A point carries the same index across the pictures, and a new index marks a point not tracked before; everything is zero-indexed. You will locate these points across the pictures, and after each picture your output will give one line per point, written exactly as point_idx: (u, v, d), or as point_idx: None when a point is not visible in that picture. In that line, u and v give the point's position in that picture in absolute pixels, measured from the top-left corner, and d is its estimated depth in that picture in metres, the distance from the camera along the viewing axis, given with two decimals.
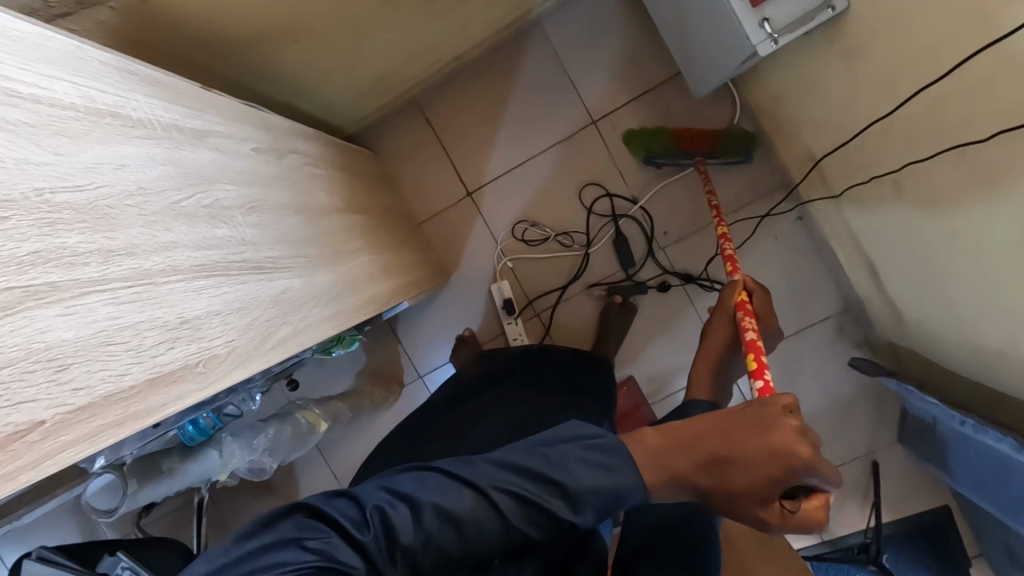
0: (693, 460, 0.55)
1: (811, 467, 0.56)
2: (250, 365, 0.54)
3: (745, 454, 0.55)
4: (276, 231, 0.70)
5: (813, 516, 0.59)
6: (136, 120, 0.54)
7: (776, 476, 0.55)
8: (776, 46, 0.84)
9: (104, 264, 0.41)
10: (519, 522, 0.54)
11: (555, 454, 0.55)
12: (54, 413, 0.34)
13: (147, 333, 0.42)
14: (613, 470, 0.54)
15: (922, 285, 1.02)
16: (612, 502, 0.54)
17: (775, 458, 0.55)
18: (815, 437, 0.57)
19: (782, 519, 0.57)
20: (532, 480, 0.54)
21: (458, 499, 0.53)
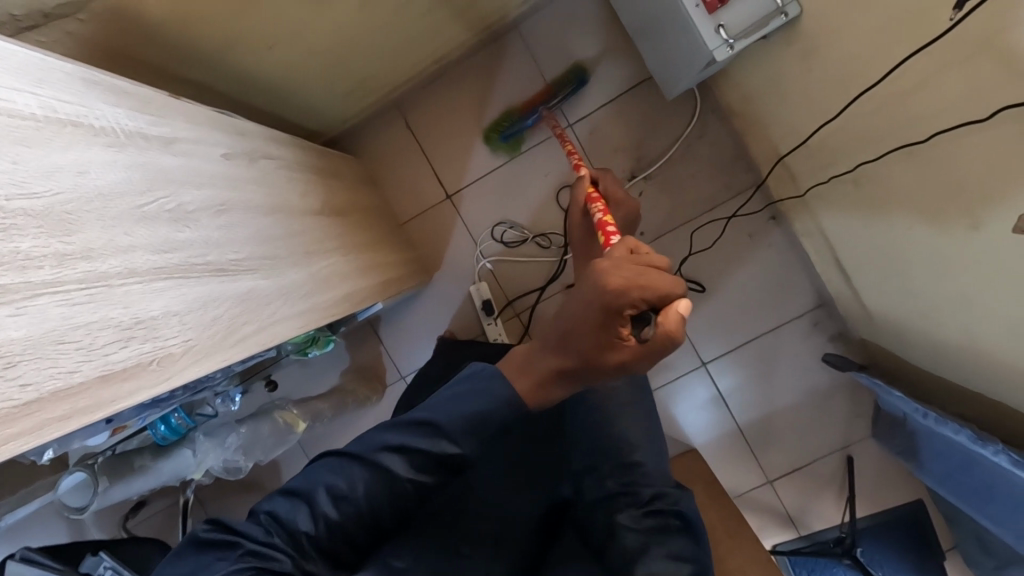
0: (547, 350, 0.59)
1: (625, 292, 0.51)
2: (212, 362, 0.56)
3: (571, 317, 0.55)
4: (243, 232, 0.72)
5: (672, 327, 0.51)
6: (99, 129, 0.56)
7: (600, 321, 0.53)
8: (732, 51, 0.86)
9: (59, 267, 0.43)
10: (407, 471, 0.61)
11: (433, 402, 0.64)
12: (0, 407, 0.36)
13: (100, 333, 0.44)
14: (473, 397, 0.61)
15: (886, 281, 1.04)
16: (484, 424, 0.61)
17: (590, 305, 0.53)
18: (628, 264, 0.53)
19: (643, 351, 0.53)
20: (409, 430, 0.62)
21: (349, 470, 0.61)
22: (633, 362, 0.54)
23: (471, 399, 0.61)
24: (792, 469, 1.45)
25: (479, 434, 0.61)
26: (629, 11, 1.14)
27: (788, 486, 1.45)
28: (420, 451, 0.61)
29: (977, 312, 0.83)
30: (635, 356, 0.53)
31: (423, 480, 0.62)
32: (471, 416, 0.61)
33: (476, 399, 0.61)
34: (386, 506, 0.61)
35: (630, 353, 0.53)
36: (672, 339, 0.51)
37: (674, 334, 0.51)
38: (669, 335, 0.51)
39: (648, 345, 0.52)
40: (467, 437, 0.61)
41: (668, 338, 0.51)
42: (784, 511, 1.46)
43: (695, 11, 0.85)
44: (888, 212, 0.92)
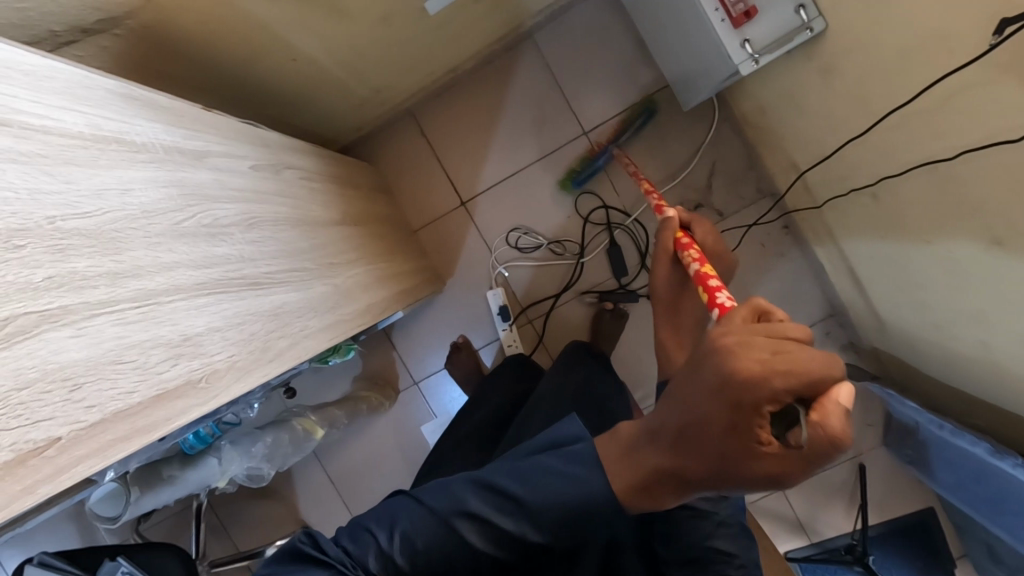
0: (660, 444, 0.51)
1: (767, 387, 0.41)
2: (250, 379, 0.57)
3: (692, 411, 0.46)
4: (273, 246, 0.72)
5: (835, 428, 0.41)
6: (140, 145, 0.57)
7: (733, 422, 0.43)
8: (757, 66, 0.87)
9: (113, 286, 0.44)
10: (485, 542, 0.60)
11: (522, 470, 0.61)
12: (68, 430, 0.37)
13: (152, 351, 0.45)
14: (563, 475, 0.58)
15: (901, 294, 1.05)
16: (572, 512, 0.58)
17: (718, 400, 0.43)
18: (763, 351, 0.42)
19: (794, 459, 0.42)
20: (496, 500, 0.60)
21: (429, 527, 0.60)
22: (780, 474, 0.43)
23: (565, 483, 0.58)
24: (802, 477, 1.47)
25: (563, 519, 0.59)
26: (648, 22, 1.15)
27: (799, 492, 1.47)
28: (504, 525, 0.59)
29: (994, 327, 0.84)
30: (784, 467, 0.43)
31: (498, 553, 0.61)
32: (561, 498, 0.58)
33: (571, 482, 0.58)
34: (456, 571, 0.61)
35: (775, 461, 0.43)
36: (834, 444, 0.41)
37: (839, 437, 0.41)
38: (831, 439, 0.41)
39: (803, 454, 0.42)
40: (552, 520, 0.59)
41: (831, 441, 0.41)
42: (795, 518, 1.47)
43: (722, 26, 0.86)
44: (905, 228, 0.93)
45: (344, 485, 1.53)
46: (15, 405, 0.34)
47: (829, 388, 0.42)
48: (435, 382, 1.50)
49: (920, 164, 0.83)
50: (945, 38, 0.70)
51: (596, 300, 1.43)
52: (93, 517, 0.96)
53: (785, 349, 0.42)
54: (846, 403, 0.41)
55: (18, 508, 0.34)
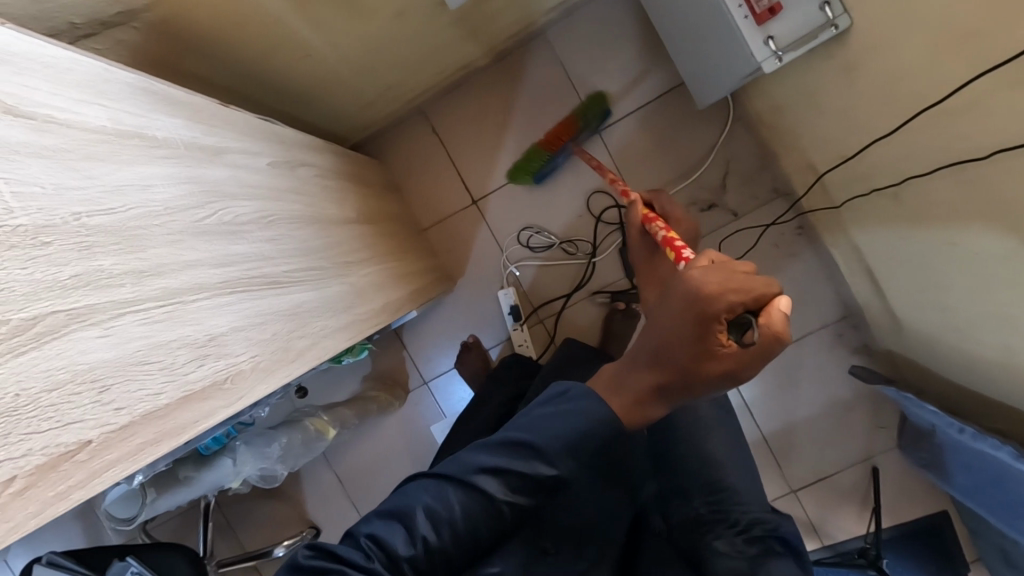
0: (641, 365, 0.58)
1: (721, 297, 0.48)
2: (273, 380, 0.56)
3: (663, 328, 0.53)
4: (291, 244, 0.71)
5: (776, 329, 0.48)
6: (160, 141, 0.56)
7: (695, 330, 0.50)
8: (781, 62, 0.86)
9: (138, 285, 0.43)
10: (503, 492, 0.62)
11: (525, 421, 0.65)
12: (99, 433, 0.36)
13: (178, 351, 0.44)
14: (567, 417, 0.62)
15: (922, 296, 1.03)
16: (581, 445, 0.61)
17: (684, 313, 0.51)
18: (714, 272, 0.50)
19: (746, 358, 0.49)
20: (504, 451, 0.63)
21: (447, 493, 0.63)
22: (736, 373, 0.50)
23: (567, 421, 0.62)
24: (817, 480, 1.45)
25: (574, 453, 0.62)
26: (665, 19, 1.14)
27: (811, 496, 1.45)
28: (517, 471, 0.62)
29: (1018, 330, 0.82)
30: (739, 365, 0.49)
31: (519, 501, 0.63)
32: (568, 436, 0.61)
33: (572, 418, 0.62)
34: (484, 529, 0.63)
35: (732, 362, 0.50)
36: (776, 343, 0.48)
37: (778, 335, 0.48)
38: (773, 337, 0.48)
39: (753, 353, 0.49)
40: (562, 456, 0.62)
41: (775, 340, 0.48)
42: (807, 521, 1.45)
43: (745, 23, 0.86)
44: (927, 229, 0.92)
45: (353, 484, 1.52)
46: (44, 408, 0.33)
47: (772, 301, 0.49)
48: (443, 382, 1.49)
49: (945, 164, 0.82)
50: (975, 36, 0.69)
51: (608, 300, 1.41)
52: (109, 517, 0.96)
53: (736, 270, 0.50)
54: (784, 311, 0.49)
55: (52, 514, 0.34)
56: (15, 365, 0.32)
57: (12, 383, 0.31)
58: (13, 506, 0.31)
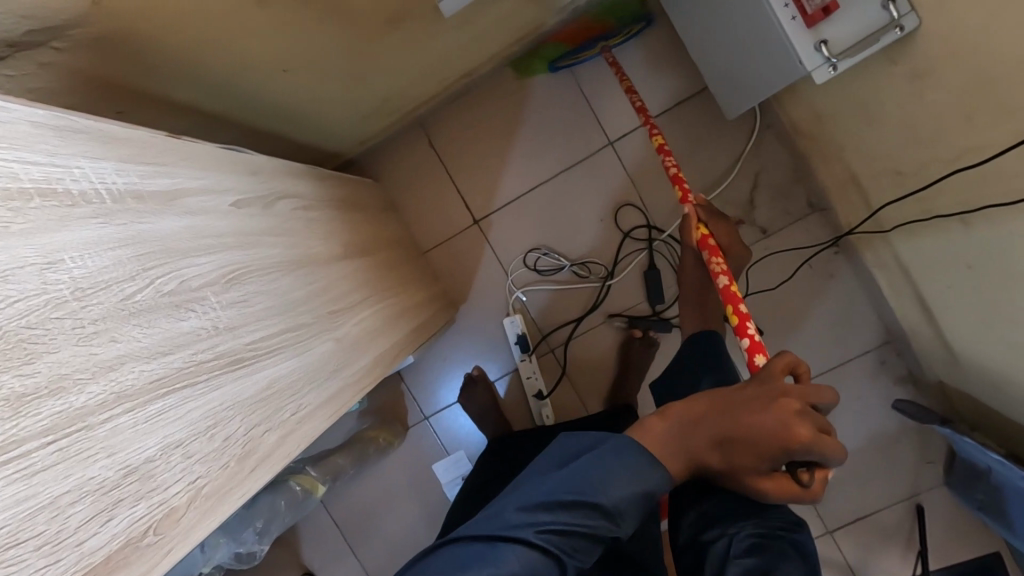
0: (704, 440, 0.59)
1: (813, 449, 0.55)
2: (224, 505, 0.44)
3: (752, 434, 0.57)
4: (261, 304, 0.59)
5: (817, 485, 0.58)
6: (78, 195, 0.43)
7: (780, 456, 0.56)
8: (834, 72, 0.74)
9: (15, 418, 0.31)
10: (569, 555, 0.54)
11: (571, 473, 0.56)
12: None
13: (75, 510, 0.33)
14: (631, 471, 0.57)
15: (987, 331, 0.90)
16: (639, 503, 0.57)
17: (782, 440, 0.55)
18: (814, 419, 0.57)
19: (790, 493, 0.58)
20: (568, 507, 0.54)
21: (512, 555, 0.51)
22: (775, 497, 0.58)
23: (631, 476, 0.57)
24: (855, 517, 1.33)
25: (636, 509, 0.57)
26: (693, 25, 1.01)
27: (850, 538, 1.32)
28: (583, 533, 0.54)
29: None
30: (782, 493, 0.58)
31: (582, 564, 0.55)
32: (635, 489, 0.56)
33: (633, 472, 0.57)
34: None
35: (779, 489, 0.58)
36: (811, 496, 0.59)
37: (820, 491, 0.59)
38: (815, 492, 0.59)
39: (793, 492, 0.58)
40: (628, 515, 0.57)
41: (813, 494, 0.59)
42: (845, 564, 1.32)
43: (791, 25, 0.74)
44: (1001, 261, 0.79)
45: (350, 529, 1.40)
46: None
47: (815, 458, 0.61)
48: (446, 417, 1.37)
49: None
50: None
51: (626, 326, 1.29)
52: None
53: (822, 424, 0.58)
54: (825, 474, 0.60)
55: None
56: None
57: None
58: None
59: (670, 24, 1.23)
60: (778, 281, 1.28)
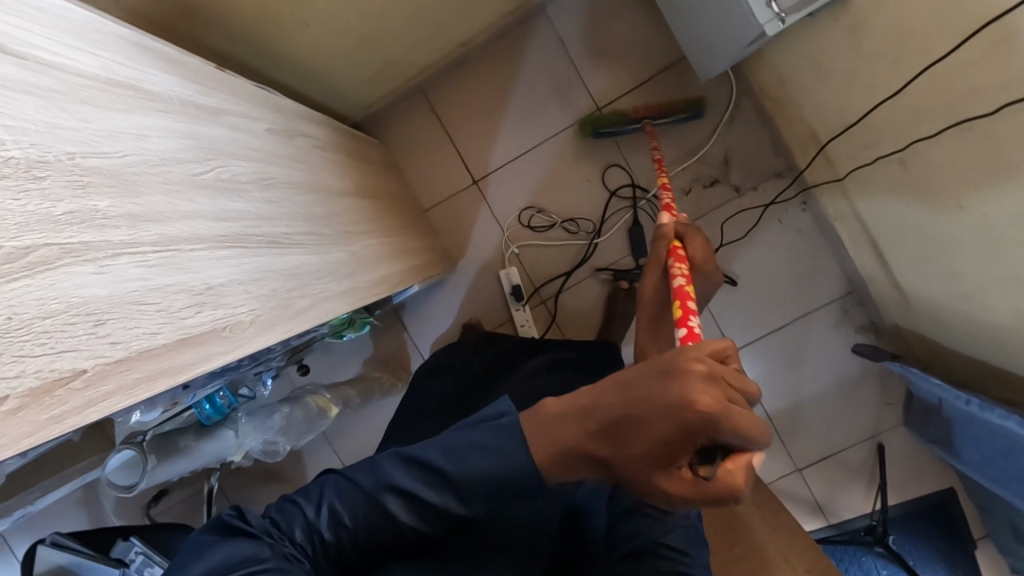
0: (586, 426, 0.47)
1: (715, 425, 0.43)
2: (273, 338, 0.55)
3: (635, 410, 0.45)
4: (289, 208, 0.70)
5: (734, 480, 0.44)
6: (156, 95, 0.54)
7: (670, 436, 0.43)
8: (783, 25, 0.85)
9: (134, 228, 0.42)
10: (412, 520, 0.54)
11: (448, 441, 0.55)
12: (94, 364, 0.34)
13: (176, 296, 0.43)
14: (491, 453, 0.52)
15: (930, 264, 1.01)
16: (494, 489, 0.52)
17: (675, 416, 0.43)
18: (721, 388, 0.44)
19: (695, 491, 0.44)
20: (422, 474, 0.54)
21: (356, 503, 0.54)
22: (677, 497, 0.45)
23: (491, 460, 0.52)
24: (818, 458, 1.43)
25: (487, 495, 0.53)
26: None
27: (817, 474, 1.43)
28: (427, 503, 0.54)
29: None
30: (684, 491, 0.44)
31: (427, 529, 0.55)
32: (487, 475, 0.52)
33: (492, 455, 0.52)
34: (386, 547, 0.56)
35: (680, 486, 0.44)
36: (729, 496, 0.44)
37: (739, 489, 0.44)
38: (731, 489, 0.44)
39: (700, 491, 0.44)
40: (478, 499, 0.53)
41: (729, 491, 0.44)
42: (812, 500, 1.43)
43: None
44: (937, 193, 0.90)
45: None
46: (37, 334, 0.31)
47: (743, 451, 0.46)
48: None
49: (953, 123, 0.81)
50: None
51: (611, 279, 1.39)
52: (109, 485, 0.93)
53: (737, 400, 0.45)
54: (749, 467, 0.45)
55: (47, 439, 0.31)
56: (7, 291, 0.30)
57: (4, 306, 0.30)
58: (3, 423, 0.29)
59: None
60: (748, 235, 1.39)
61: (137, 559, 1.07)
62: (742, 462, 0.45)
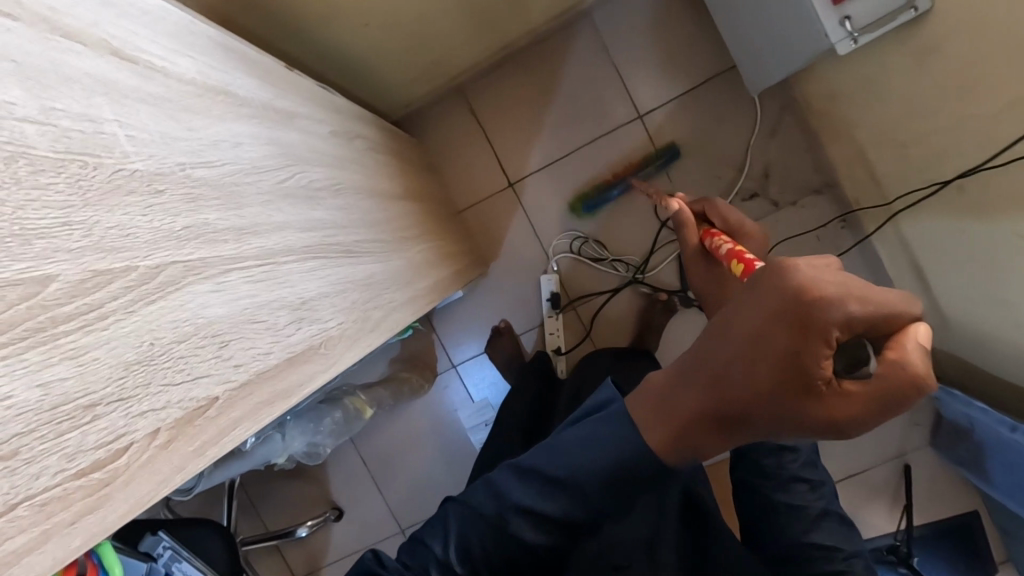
0: (693, 385, 0.42)
1: (833, 316, 0.33)
2: (353, 351, 0.54)
3: (735, 338, 0.38)
4: (356, 215, 0.69)
5: (900, 373, 0.33)
6: (243, 99, 0.53)
7: (790, 348, 0.35)
8: (855, 45, 0.87)
9: (239, 242, 0.41)
10: (535, 534, 0.55)
11: (553, 446, 0.54)
12: (224, 390, 0.35)
13: (280, 313, 0.42)
14: (601, 445, 0.50)
15: (976, 289, 1.00)
16: (613, 480, 0.51)
17: (779, 327, 0.35)
18: (829, 275, 0.34)
19: (864, 400, 0.34)
20: (534, 486, 0.54)
21: (479, 530, 0.56)
22: (850, 417, 0.34)
23: (601, 453, 0.50)
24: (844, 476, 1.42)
25: (604, 490, 0.51)
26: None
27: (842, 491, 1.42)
28: (545, 513, 0.54)
29: None
30: (849, 406, 0.34)
31: (554, 537, 0.55)
32: (600, 470, 0.50)
33: (592, 453, 0.50)
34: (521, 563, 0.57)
35: (838, 401, 0.34)
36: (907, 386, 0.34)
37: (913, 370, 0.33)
38: (905, 377, 0.33)
39: (855, 405, 0.34)
40: (596, 493, 0.52)
41: (904, 382, 0.33)
42: None
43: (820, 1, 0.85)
44: (994, 220, 0.89)
45: (378, 468, 1.50)
46: (176, 359, 0.32)
47: (901, 331, 0.35)
48: (473, 367, 1.47)
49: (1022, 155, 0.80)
50: None
51: (648, 292, 1.38)
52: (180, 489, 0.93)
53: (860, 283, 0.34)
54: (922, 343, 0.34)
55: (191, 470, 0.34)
56: (146, 314, 0.31)
57: (146, 332, 0.30)
58: (157, 459, 0.31)
59: (700, 5, 1.32)
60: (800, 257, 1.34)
61: (165, 553, 1.02)
62: (906, 347, 0.34)
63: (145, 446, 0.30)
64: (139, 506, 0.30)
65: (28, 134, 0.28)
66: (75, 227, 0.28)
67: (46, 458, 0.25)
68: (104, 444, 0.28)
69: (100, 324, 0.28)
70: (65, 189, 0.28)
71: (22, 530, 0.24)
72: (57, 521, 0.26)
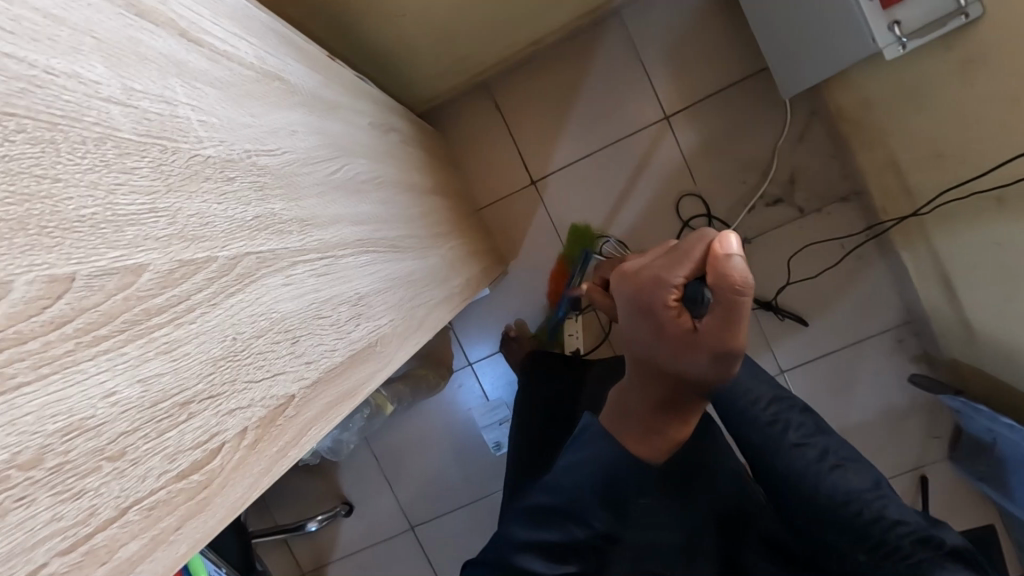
0: (641, 383, 0.56)
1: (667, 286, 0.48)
2: (401, 348, 0.53)
3: (637, 337, 0.53)
4: (396, 208, 0.68)
5: (727, 287, 0.43)
6: (295, 87, 0.52)
7: (660, 322, 0.49)
8: (902, 51, 0.89)
9: (303, 235, 0.40)
10: (548, 567, 0.62)
11: (550, 481, 0.65)
12: (300, 388, 0.36)
13: (341, 308, 0.42)
14: (588, 466, 0.61)
15: (1006, 302, 0.99)
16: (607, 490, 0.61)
17: (646, 315, 0.50)
18: (655, 268, 0.50)
19: (720, 327, 0.46)
20: (543, 521, 0.64)
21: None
22: (721, 335, 0.46)
23: (589, 469, 0.61)
24: None
25: (602, 502, 0.62)
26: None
27: None
28: (553, 541, 0.63)
29: None
30: (715, 331, 0.46)
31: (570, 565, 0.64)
32: (590, 485, 0.61)
33: (576, 473, 0.62)
34: None
35: (711, 337, 0.46)
36: (738, 296, 0.44)
37: (733, 282, 0.43)
38: (731, 289, 0.43)
39: (717, 326, 0.46)
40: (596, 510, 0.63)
41: (732, 290, 0.43)
42: None
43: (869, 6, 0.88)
44: None
45: (390, 467, 1.49)
46: (256, 355, 0.32)
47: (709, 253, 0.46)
48: (488, 366, 1.45)
49: None
50: None
51: None
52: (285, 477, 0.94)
53: (672, 260, 0.48)
54: (727, 249, 0.43)
55: (276, 470, 0.34)
56: (227, 307, 0.31)
57: (229, 326, 0.31)
58: (246, 461, 0.32)
59: (732, 6, 1.31)
60: (828, 264, 1.32)
61: None
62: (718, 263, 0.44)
63: (235, 446, 0.31)
64: (231, 510, 0.30)
65: (114, 115, 0.27)
66: (161, 213, 0.28)
67: (150, 458, 0.26)
68: (200, 443, 0.28)
69: (188, 317, 0.28)
70: (148, 172, 0.28)
71: (135, 535, 0.25)
72: (164, 527, 0.27)
